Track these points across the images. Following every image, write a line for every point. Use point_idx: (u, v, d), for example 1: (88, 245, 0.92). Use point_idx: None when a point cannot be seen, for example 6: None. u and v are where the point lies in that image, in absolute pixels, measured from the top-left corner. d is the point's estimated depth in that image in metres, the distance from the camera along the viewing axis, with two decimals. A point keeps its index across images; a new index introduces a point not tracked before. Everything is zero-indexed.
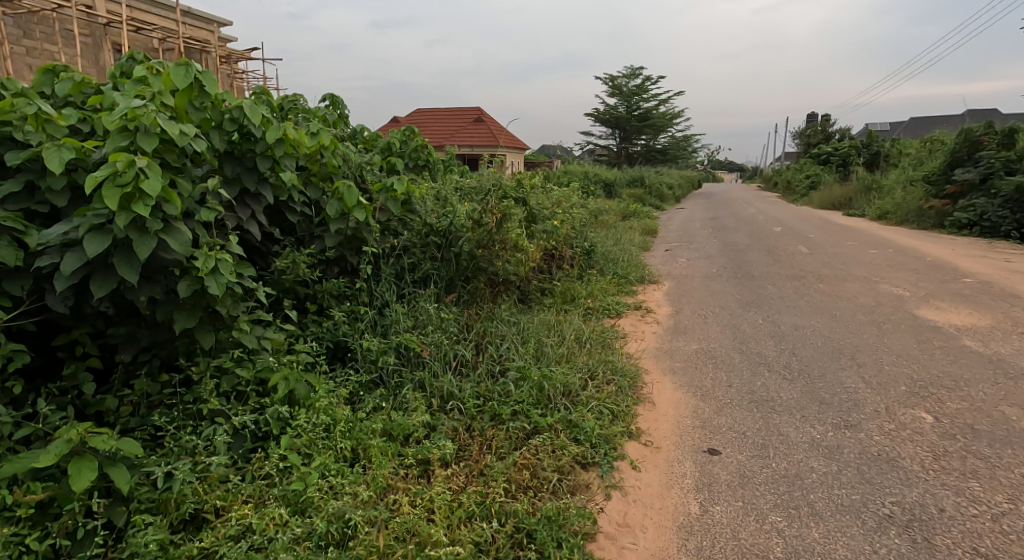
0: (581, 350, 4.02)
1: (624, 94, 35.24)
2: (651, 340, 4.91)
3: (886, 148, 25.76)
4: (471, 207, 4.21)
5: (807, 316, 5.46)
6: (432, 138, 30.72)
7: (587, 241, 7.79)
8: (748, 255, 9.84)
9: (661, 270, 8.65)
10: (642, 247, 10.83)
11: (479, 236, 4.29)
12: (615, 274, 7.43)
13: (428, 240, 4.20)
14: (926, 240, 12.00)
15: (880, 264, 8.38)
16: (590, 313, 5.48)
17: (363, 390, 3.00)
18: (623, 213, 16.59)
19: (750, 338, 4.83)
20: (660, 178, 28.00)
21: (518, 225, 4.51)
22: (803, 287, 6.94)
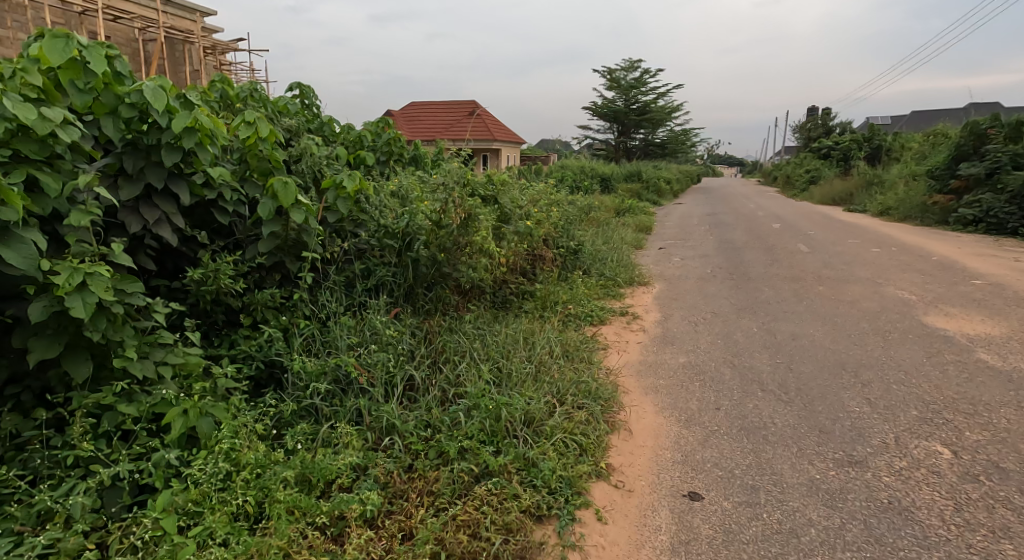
0: (552, 367, 3.61)
1: (623, 87, 34.71)
2: (634, 351, 4.50)
3: (887, 142, 25.27)
4: (433, 207, 3.76)
5: (806, 323, 5.04)
6: (427, 132, 30.28)
7: (574, 239, 7.36)
8: (744, 254, 9.41)
9: (653, 270, 8.23)
10: (634, 245, 10.41)
11: (441, 239, 3.86)
12: (603, 276, 7.01)
13: (384, 243, 3.80)
14: (931, 237, 11.55)
15: (884, 264, 7.95)
16: (570, 320, 5.07)
17: (291, 422, 2.61)
18: (618, 209, 16.18)
19: (743, 349, 4.41)
20: (658, 173, 27.54)
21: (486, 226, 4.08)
22: (802, 290, 6.51)
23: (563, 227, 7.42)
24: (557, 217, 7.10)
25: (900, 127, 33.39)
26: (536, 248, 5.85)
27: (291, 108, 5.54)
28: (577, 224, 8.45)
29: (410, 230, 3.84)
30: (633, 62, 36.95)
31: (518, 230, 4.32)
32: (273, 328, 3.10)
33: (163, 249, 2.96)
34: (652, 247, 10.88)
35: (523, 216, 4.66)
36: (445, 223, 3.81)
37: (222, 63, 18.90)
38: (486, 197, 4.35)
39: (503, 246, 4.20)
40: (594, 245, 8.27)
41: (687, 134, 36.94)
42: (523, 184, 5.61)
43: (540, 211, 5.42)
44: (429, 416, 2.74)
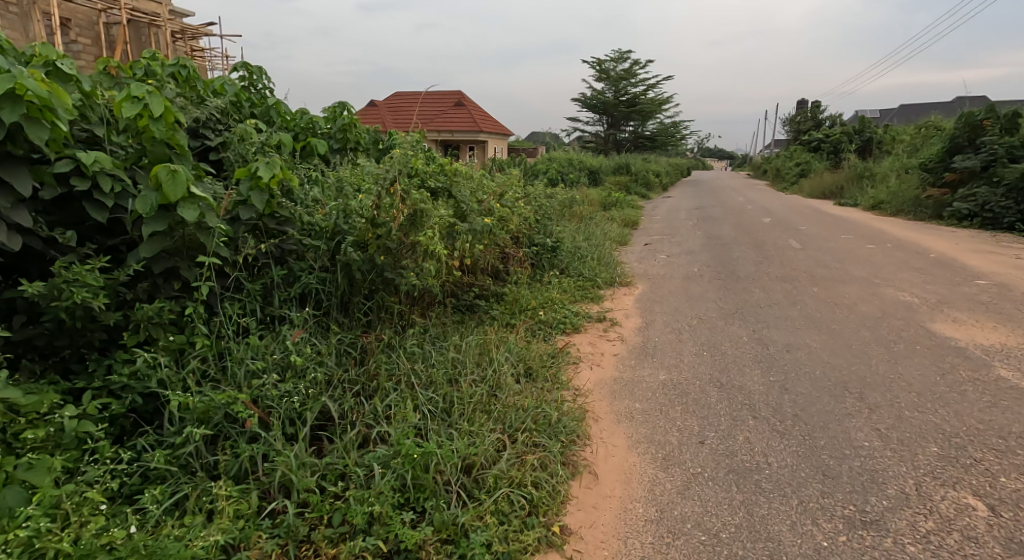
0: (509, 392, 3.05)
1: (611, 79, 34.15)
2: (609, 365, 3.95)
3: (878, 135, 24.88)
4: (371, 200, 3.18)
5: (802, 331, 4.52)
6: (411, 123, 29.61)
7: (550, 236, 6.80)
8: (733, 251, 8.90)
9: (636, 269, 7.71)
10: (619, 241, 9.90)
11: (381, 239, 3.29)
12: (580, 277, 6.45)
13: (313, 244, 3.25)
14: (926, 233, 11.10)
15: (881, 263, 7.46)
16: (539, 329, 4.50)
17: (165, 476, 2.10)
18: (605, 203, 15.68)
19: (733, 363, 3.87)
20: (646, 165, 27.02)
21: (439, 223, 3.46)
22: (796, 292, 6.00)
23: (538, 223, 6.85)
24: (531, 212, 6.53)
25: (890, 120, 33.07)
26: (506, 246, 5.27)
27: (229, 88, 4.94)
28: (555, 219, 7.91)
29: (345, 229, 3.28)
30: (622, 53, 36.35)
31: (477, 228, 3.74)
32: (159, 350, 2.54)
33: (19, 252, 2.50)
34: (637, 243, 10.34)
35: (484, 211, 4.07)
36: (384, 220, 3.23)
37: (193, 49, 18.10)
38: (438, 189, 3.76)
39: (457, 246, 3.61)
40: (574, 243, 7.71)
41: (676, 126, 36.41)
42: (489, 176, 5.03)
43: (507, 205, 4.86)
44: (342, 464, 2.24)
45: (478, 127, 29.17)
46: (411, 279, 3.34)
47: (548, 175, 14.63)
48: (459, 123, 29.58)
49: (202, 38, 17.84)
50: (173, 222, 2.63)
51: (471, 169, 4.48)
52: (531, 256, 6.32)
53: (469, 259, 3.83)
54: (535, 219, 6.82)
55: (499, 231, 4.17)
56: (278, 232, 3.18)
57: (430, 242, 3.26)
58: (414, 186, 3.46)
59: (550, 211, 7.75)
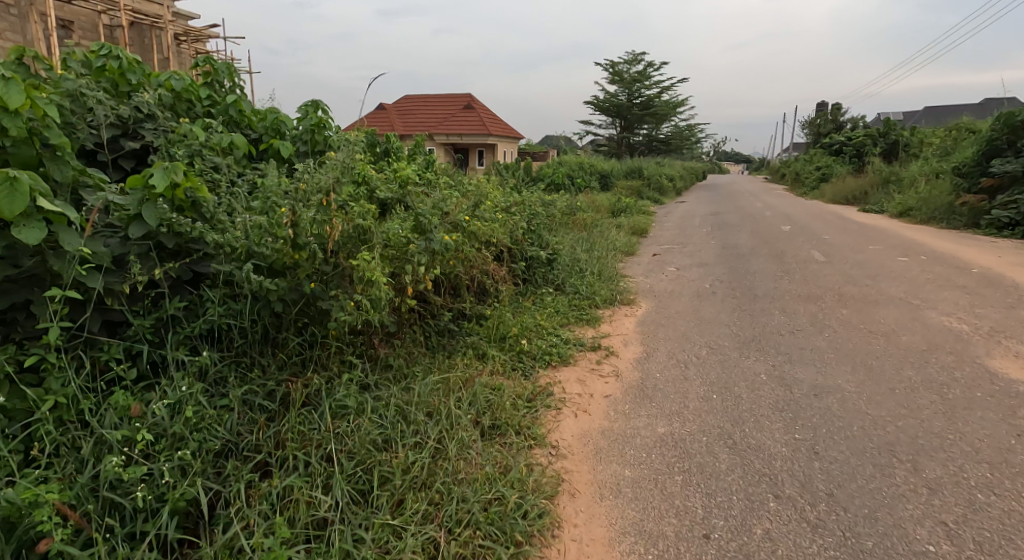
0: (464, 461, 2.40)
1: (626, 82, 33.47)
2: (597, 412, 3.28)
3: (905, 138, 23.99)
4: (288, 209, 2.44)
5: (833, 369, 3.83)
6: (421, 127, 29.15)
7: (542, 252, 6.15)
8: (749, 263, 8.20)
9: (642, 284, 7.05)
10: (625, 252, 9.24)
11: (309, 263, 2.55)
12: (576, 297, 5.79)
13: (220, 269, 2.45)
14: (959, 245, 10.38)
15: (918, 280, 6.77)
16: (517, 364, 3.86)
17: None
18: (614, 209, 15.03)
19: (749, 414, 3.19)
20: (661, 169, 26.26)
21: (386, 243, 2.82)
22: (822, 315, 5.31)
23: (528, 237, 6.22)
24: (517, 223, 5.89)
25: (916, 124, 32.42)
26: (485, 261, 4.63)
27: (177, 85, 4.34)
28: (552, 230, 7.29)
29: (258, 252, 2.47)
30: (637, 54, 35.62)
31: (435, 247, 3.05)
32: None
33: None
34: (645, 253, 9.65)
35: (448, 225, 3.38)
36: (306, 240, 2.50)
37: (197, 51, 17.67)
38: (390, 203, 3.15)
39: (412, 270, 2.92)
40: (574, 256, 7.04)
41: (691, 130, 35.59)
42: (469, 186, 4.41)
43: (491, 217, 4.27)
44: None
45: (489, 130, 28.63)
46: (348, 313, 2.59)
47: (554, 179, 13.93)
48: (470, 126, 29.01)
49: (204, 39, 17.38)
50: (11, 243, 2.00)
51: (442, 180, 3.91)
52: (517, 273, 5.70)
53: (429, 285, 3.17)
54: (525, 232, 6.18)
55: (472, 251, 3.51)
56: (190, 250, 2.51)
57: (368, 269, 2.56)
58: (355, 198, 2.85)
59: (545, 222, 7.10)
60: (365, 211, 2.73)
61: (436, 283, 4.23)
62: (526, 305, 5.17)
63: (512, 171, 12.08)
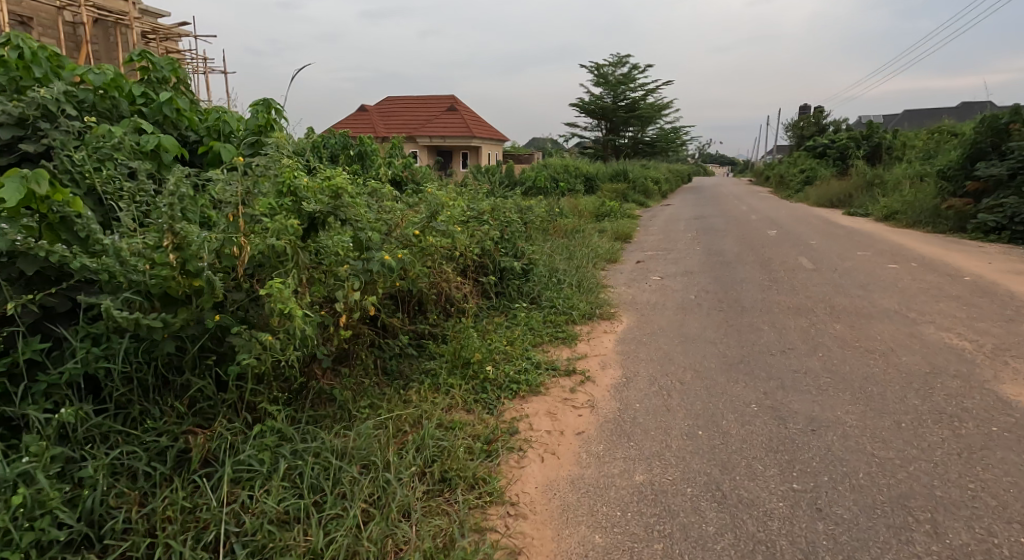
0: (395, 539, 2.00)
1: (611, 84, 33.24)
2: (567, 456, 2.86)
3: (888, 141, 23.95)
4: (168, 227, 1.97)
5: (830, 397, 3.45)
6: (402, 130, 28.65)
7: (514, 264, 5.73)
8: (735, 271, 7.86)
9: (623, 295, 6.66)
10: (606, 260, 8.86)
11: (208, 293, 2.10)
12: (551, 312, 5.37)
13: (86, 303, 1.98)
14: (948, 250, 10.12)
15: (911, 290, 6.45)
16: (479, 396, 3.44)
17: None
18: (597, 213, 14.69)
19: (740, 456, 2.79)
20: (646, 172, 26.00)
21: (305, 266, 2.39)
22: (813, 331, 4.94)
23: (498, 247, 5.79)
24: (484, 233, 5.47)
25: (898, 126, 32.55)
26: (446, 275, 4.20)
27: (96, 79, 3.86)
28: (527, 239, 6.88)
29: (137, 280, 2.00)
30: (621, 56, 35.41)
31: (373, 268, 2.61)
32: None
33: None
34: (628, 260, 9.27)
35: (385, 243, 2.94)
36: (199, 265, 2.04)
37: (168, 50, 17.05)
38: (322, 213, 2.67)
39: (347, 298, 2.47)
40: (550, 267, 6.63)
41: (676, 132, 35.43)
42: (427, 193, 3.98)
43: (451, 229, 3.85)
44: None
45: (471, 133, 28.24)
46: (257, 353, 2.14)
47: (536, 183, 13.52)
48: (453, 128, 28.54)
49: (174, 39, 16.75)
50: None
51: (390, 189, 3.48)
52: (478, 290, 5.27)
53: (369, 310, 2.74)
54: (495, 243, 5.76)
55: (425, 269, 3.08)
56: (65, 273, 2.06)
57: (280, 299, 2.10)
58: (272, 212, 2.39)
59: (520, 230, 6.69)
60: (281, 228, 2.27)
61: (387, 302, 3.80)
62: (495, 323, 4.75)
63: (489, 175, 11.66)
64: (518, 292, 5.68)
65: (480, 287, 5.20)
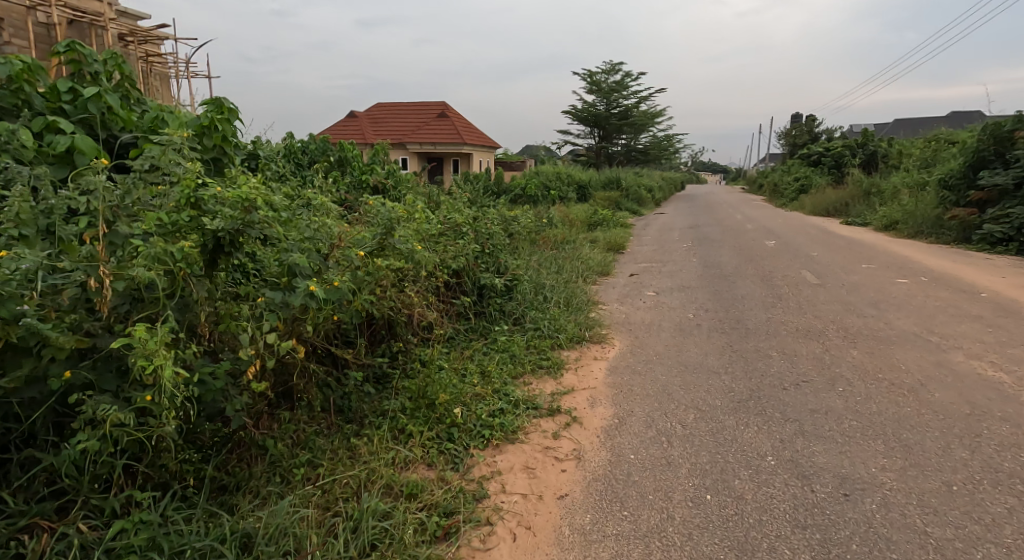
0: None
1: (604, 92, 32.92)
2: (545, 532, 2.35)
3: (883, 149, 23.68)
4: None
5: (859, 447, 2.95)
6: (393, 136, 28.14)
7: (493, 281, 5.20)
8: (735, 287, 7.38)
9: (616, 314, 6.16)
10: (599, 273, 8.36)
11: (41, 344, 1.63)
12: (533, 336, 4.83)
13: None
14: (955, 263, 9.69)
15: (927, 310, 5.99)
16: (444, 447, 2.87)
17: None
18: (589, 222, 14.21)
19: (760, 534, 2.28)
20: (640, 180, 25.60)
21: (202, 310, 1.94)
22: (827, 358, 4.45)
23: (476, 263, 5.25)
24: (456, 250, 4.95)
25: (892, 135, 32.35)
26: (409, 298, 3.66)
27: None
28: (512, 252, 6.38)
29: None
30: (614, 63, 35.12)
31: (295, 301, 2.12)
32: None
33: None
34: (621, 273, 8.77)
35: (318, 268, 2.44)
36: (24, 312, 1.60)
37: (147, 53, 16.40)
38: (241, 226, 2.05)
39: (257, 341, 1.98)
40: (537, 284, 6.11)
41: (669, 140, 35.14)
42: (381, 209, 3.50)
43: (410, 249, 3.35)
44: None
45: (462, 139, 27.77)
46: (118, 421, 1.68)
47: (525, 192, 13.01)
48: (444, 135, 28.07)
49: (153, 41, 16.16)
50: None
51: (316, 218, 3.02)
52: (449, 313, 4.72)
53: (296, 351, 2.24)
54: (474, 258, 5.22)
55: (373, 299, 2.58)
56: None
57: (143, 352, 1.63)
58: (153, 233, 1.89)
59: (504, 243, 6.17)
60: (156, 255, 1.78)
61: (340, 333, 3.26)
62: (470, 353, 4.25)
63: (475, 183, 11.14)
64: (496, 313, 5.15)
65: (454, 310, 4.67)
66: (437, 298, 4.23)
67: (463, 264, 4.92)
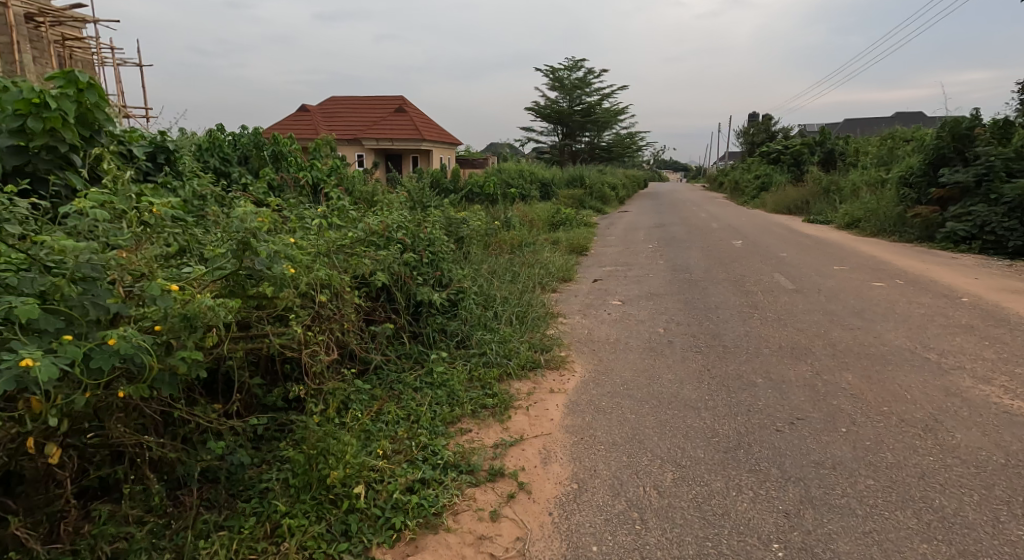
0: None
1: (566, 89, 32.39)
2: None
3: (841, 147, 23.72)
4: None
5: (887, 526, 2.27)
6: (347, 132, 26.97)
7: (432, 297, 4.43)
8: (707, 294, 6.79)
9: (576, 330, 5.45)
10: (559, 280, 7.66)
11: None
12: (478, 364, 4.10)
13: None
14: (926, 264, 9.34)
15: (914, 319, 5.45)
16: (332, 551, 2.11)
17: None
18: (551, 221, 13.53)
19: None
20: (601, 177, 25.03)
21: None
22: (819, 384, 3.81)
23: (412, 276, 4.48)
24: (384, 263, 4.18)
25: (847, 133, 32.68)
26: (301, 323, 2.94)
27: None
28: (458, 261, 5.62)
29: None
30: (575, 60, 34.64)
31: None
32: None
33: None
34: (584, 278, 8.08)
35: (106, 319, 1.97)
36: None
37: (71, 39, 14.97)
38: None
39: None
40: (487, 298, 5.36)
41: (631, 137, 34.86)
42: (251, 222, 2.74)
43: (278, 275, 2.58)
44: None
45: (419, 135, 26.76)
46: None
47: (483, 190, 12.24)
48: (401, 131, 27.01)
49: (79, 27, 14.78)
50: None
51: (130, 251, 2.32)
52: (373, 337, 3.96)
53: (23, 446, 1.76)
54: (408, 270, 4.44)
55: (194, 355, 2.04)
56: None
57: None
58: None
59: (450, 250, 5.39)
60: None
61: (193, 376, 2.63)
62: (394, 397, 3.50)
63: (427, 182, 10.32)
64: (435, 336, 4.40)
65: (379, 332, 3.94)
66: (350, 325, 3.44)
67: (388, 279, 4.13)
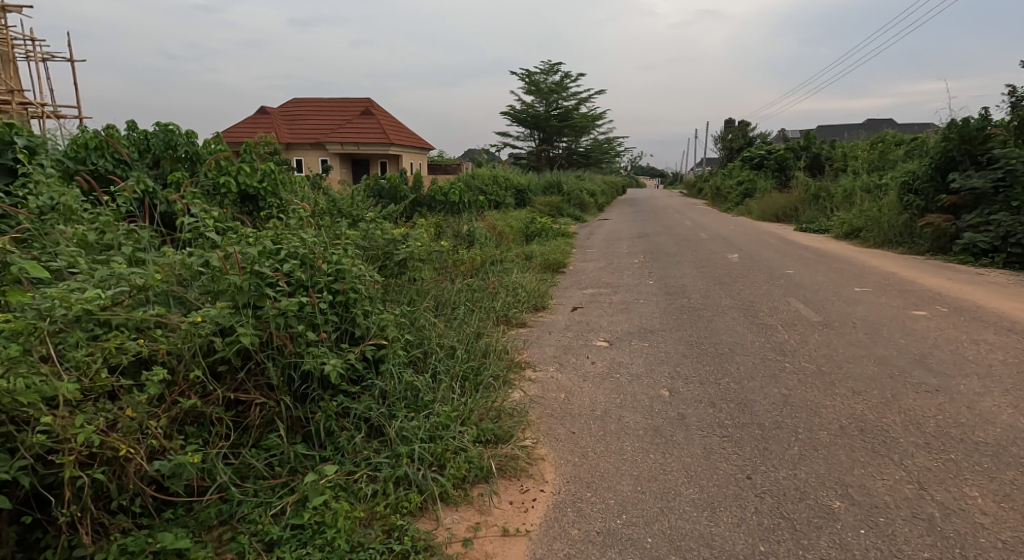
0: None
1: (542, 93, 31.03)
2: None
3: (827, 151, 22.66)
4: None
5: None
6: (310, 137, 25.27)
7: (324, 366, 2.94)
8: (715, 330, 5.38)
9: (548, 392, 3.98)
10: (530, 311, 6.19)
11: None
12: (387, 480, 2.59)
13: None
14: (954, 282, 8.06)
15: (1000, 371, 4.08)
16: None
17: None
18: (524, 231, 12.10)
19: None
20: (580, 184, 23.74)
21: None
22: (936, 516, 2.35)
23: (292, 336, 3.01)
24: (203, 334, 2.76)
25: (828, 139, 31.89)
26: None
27: None
28: (384, 298, 4.11)
29: None
30: (550, 63, 33.33)
31: None
32: None
33: None
34: (560, 306, 6.64)
35: None
36: None
37: None
38: None
39: None
40: (424, 353, 3.87)
41: (609, 142, 33.69)
42: None
43: None
44: None
45: (388, 139, 25.15)
46: None
47: (447, 199, 10.70)
48: (368, 134, 25.34)
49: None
50: None
51: None
52: (181, 466, 2.34)
53: None
54: (288, 327, 3.00)
55: None
56: None
57: None
58: None
59: (372, 283, 3.89)
60: None
61: None
62: None
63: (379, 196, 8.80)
64: (330, 426, 2.92)
65: (184, 460, 2.30)
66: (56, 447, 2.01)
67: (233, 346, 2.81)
